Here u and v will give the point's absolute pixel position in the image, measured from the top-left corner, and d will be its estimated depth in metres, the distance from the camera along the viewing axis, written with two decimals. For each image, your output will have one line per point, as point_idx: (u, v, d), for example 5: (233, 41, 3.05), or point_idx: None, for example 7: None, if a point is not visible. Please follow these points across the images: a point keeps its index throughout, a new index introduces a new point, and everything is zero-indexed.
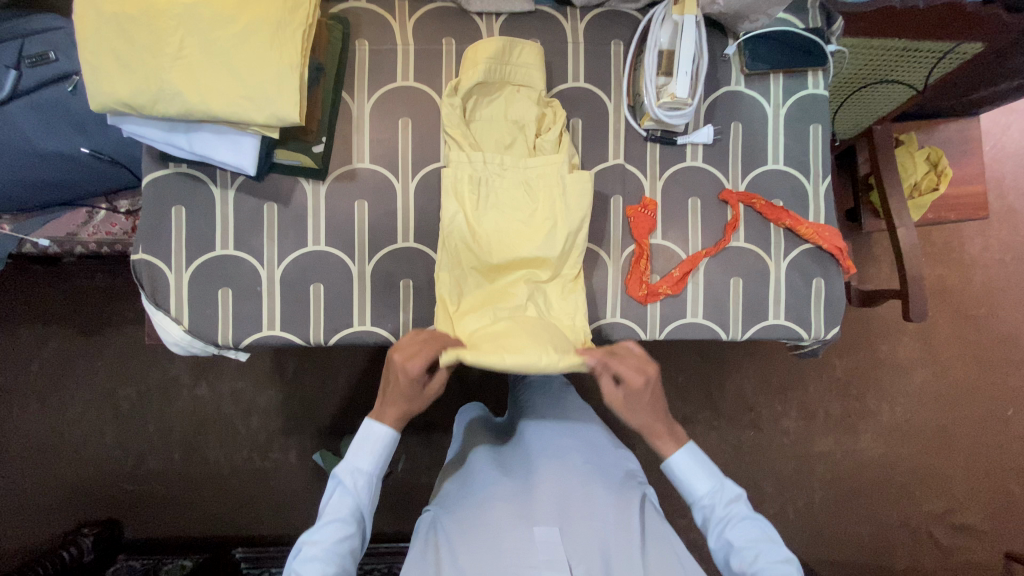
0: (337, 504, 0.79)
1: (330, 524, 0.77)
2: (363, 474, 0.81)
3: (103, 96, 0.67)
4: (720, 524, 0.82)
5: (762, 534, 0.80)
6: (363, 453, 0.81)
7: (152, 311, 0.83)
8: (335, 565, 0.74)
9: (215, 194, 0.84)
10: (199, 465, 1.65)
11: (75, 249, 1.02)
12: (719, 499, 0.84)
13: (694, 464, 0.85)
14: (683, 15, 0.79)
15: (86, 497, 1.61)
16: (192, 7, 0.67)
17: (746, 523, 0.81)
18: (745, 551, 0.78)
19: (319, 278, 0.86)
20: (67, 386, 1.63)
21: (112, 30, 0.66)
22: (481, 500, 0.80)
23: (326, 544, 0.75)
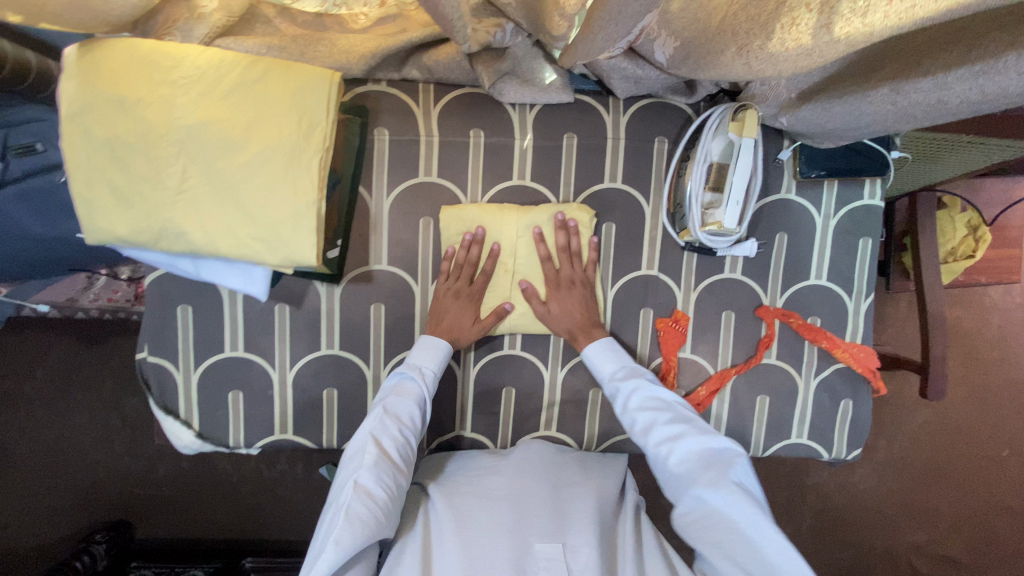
0: (404, 388, 0.76)
1: (402, 403, 0.74)
2: (428, 373, 0.78)
3: (99, 232, 0.61)
4: (627, 402, 0.76)
5: (668, 408, 0.75)
6: (430, 352, 0.78)
7: (161, 415, 0.81)
8: (409, 445, 0.73)
9: (224, 294, 0.79)
10: (206, 473, 1.68)
11: (76, 313, 0.99)
12: (625, 375, 0.78)
13: (601, 348, 0.80)
14: (742, 137, 0.71)
15: (97, 499, 1.66)
16: (197, 133, 0.60)
17: (648, 394, 0.75)
18: (644, 422, 0.74)
19: (333, 383, 0.83)
20: (75, 394, 1.63)
21: (106, 158, 0.60)
22: (479, 495, 0.75)
23: (398, 422, 0.73)
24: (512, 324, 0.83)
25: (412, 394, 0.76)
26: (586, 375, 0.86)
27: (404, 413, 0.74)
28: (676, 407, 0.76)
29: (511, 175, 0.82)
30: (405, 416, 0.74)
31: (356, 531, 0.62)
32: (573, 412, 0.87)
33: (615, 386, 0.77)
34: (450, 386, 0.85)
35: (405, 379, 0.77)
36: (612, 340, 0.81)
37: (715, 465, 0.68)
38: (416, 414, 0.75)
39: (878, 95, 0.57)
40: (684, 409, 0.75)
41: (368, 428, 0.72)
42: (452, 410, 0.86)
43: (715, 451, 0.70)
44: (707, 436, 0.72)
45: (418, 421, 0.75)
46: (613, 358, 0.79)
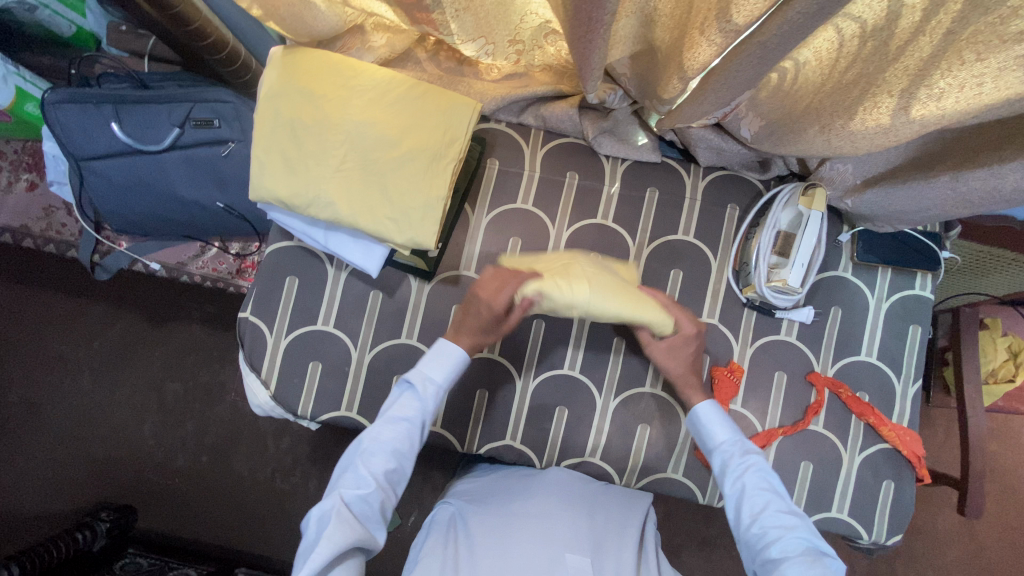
0: (404, 404, 0.78)
1: (398, 422, 0.77)
2: (431, 386, 0.78)
3: (263, 191, 0.73)
4: (737, 477, 0.77)
5: (777, 496, 0.75)
6: (435, 367, 0.79)
7: (246, 371, 0.89)
8: (398, 461, 0.76)
9: (329, 273, 0.89)
10: (220, 472, 1.68)
11: (181, 277, 1.07)
12: (740, 452, 0.78)
13: (715, 416, 0.80)
14: (811, 209, 0.82)
15: (112, 478, 1.67)
16: (363, 128, 0.74)
17: (759, 474, 0.76)
18: (748, 499, 0.75)
19: (403, 371, 0.89)
20: (123, 369, 1.71)
21: (286, 134, 0.73)
22: (507, 508, 0.79)
23: (393, 440, 0.76)
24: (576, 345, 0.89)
25: (410, 423, 0.77)
26: (638, 409, 0.89)
27: (402, 441, 0.76)
28: (784, 497, 0.75)
29: (596, 215, 0.92)
30: (401, 434, 0.76)
31: (333, 544, 0.66)
32: (619, 444, 0.89)
33: (726, 455, 0.78)
34: (509, 396, 0.90)
35: (407, 406, 0.78)
36: (721, 408, 0.81)
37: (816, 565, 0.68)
38: (411, 431, 0.77)
39: (940, 181, 0.66)
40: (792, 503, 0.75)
41: (365, 448, 0.75)
42: (506, 420, 0.90)
43: (815, 547, 0.70)
44: (812, 535, 0.72)
45: (413, 436, 0.77)
46: (724, 428, 0.80)
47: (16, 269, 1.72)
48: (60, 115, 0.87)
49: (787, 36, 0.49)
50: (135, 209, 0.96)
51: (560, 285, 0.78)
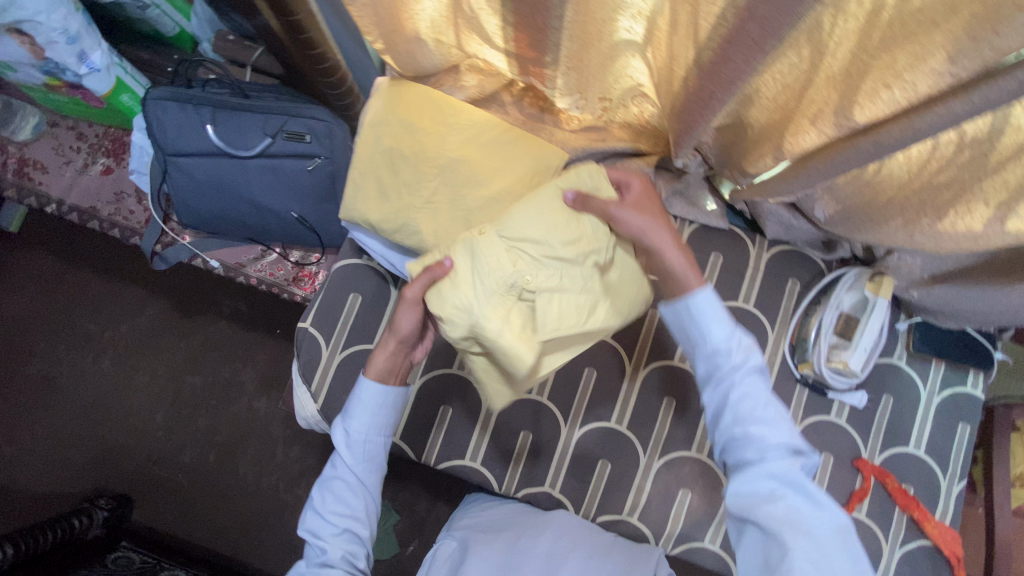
0: (338, 464, 0.77)
1: (338, 483, 0.76)
2: (353, 437, 0.76)
3: (356, 213, 0.77)
4: (723, 383, 0.70)
5: (769, 402, 0.69)
6: (358, 416, 0.76)
7: (297, 381, 0.89)
8: (346, 522, 0.74)
9: (392, 295, 0.91)
10: (225, 473, 1.65)
11: (237, 278, 1.09)
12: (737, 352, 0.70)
13: (710, 313, 0.70)
14: (877, 296, 0.84)
15: (116, 465, 1.64)
16: (455, 164, 0.76)
17: (748, 374, 0.69)
18: (737, 403, 0.69)
19: (451, 402, 0.89)
20: (145, 355, 1.71)
21: (383, 162, 0.76)
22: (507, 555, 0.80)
23: (337, 504, 0.75)
24: (626, 399, 0.89)
25: (346, 477, 0.76)
26: (681, 473, 0.88)
27: (348, 495, 0.76)
28: (770, 399, 0.69)
29: None
30: (342, 498, 0.75)
31: None
32: (658, 506, 0.88)
33: (714, 354, 0.70)
34: (553, 442, 0.89)
35: (333, 466, 0.77)
36: (716, 300, 0.70)
37: (791, 479, 0.65)
38: (351, 489, 0.76)
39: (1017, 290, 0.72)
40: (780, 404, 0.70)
41: (313, 518, 0.75)
42: (547, 466, 0.89)
43: (798, 451, 0.67)
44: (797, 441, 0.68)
45: (353, 491, 0.76)
46: (723, 328, 0.70)
47: (56, 243, 1.74)
48: (161, 112, 0.91)
49: (905, 143, 0.51)
50: (209, 208, 0.98)
51: (469, 243, 0.68)
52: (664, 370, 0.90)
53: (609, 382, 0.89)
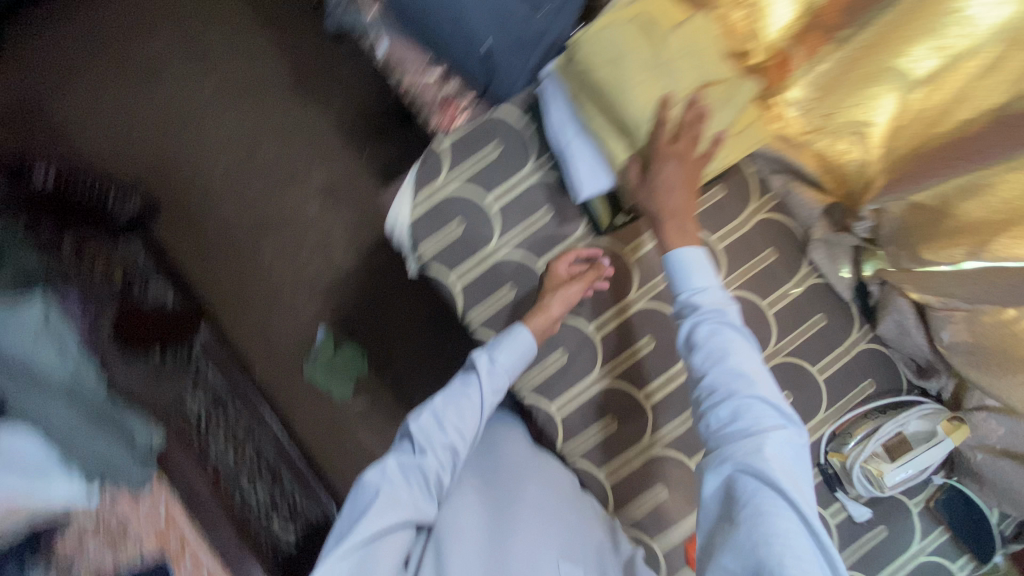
0: (470, 389, 0.85)
1: (460, 404, 0.84)
2: (501, 369, 0.84)
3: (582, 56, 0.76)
4: (692, 331, 0.72)
5: (726, 354, 0.68)
6: (511, 354, 0.84)
7: (405, 187, 0.90)
8: (457, 440, 0.82)
9: (528, 165, 0.89)
10: (247, 240, 1.68)
11: (393, 73, 1.10)
12: (708, 298, 0.73)
13: (692, 260, 0.75)
14: (946, 435, 0.84)
15: (164, 174, 1.68)
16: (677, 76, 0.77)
17: (732, 335, 0.69)
18: (724, 376, 0.68)
19: (518, 287, 0.90)
20: (243, 100, 1.72)
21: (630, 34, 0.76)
22: (495, 503, 0.83)
23: (456, 421, 0.83)
24: (666, 382, 0.88)
25: (474, 399, 0.85)
26: (670, 472, 0.88)
27: (464, 413, 0.84)
28: (746, 362, 0.68)
29: (762, 297, 0.91)
30: (460, 417, 0.83)
31: (386, 519, 0.72)
32: (631, 486, 0.88)
33: (692, 307, 0.73)
34: (580, 375, 0.89)
35: (465, 386, 0.86)
36: (702, 253, 0.75)
37: (759, 445, 0.61)
38: (473, 414, 0.84)
39: None
40: (747, 365, 0.68)
41: (429, 416, 0.83)
42: (561, 392, 0.89)
43: (784, 428, 0.63)
44: (763, 409, 0.64)
45: (473, 420, 0.84)
46: (703, 274, 0.74)
47: None
48: None
49: None
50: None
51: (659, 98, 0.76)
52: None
53: (660, 358, 0.89)
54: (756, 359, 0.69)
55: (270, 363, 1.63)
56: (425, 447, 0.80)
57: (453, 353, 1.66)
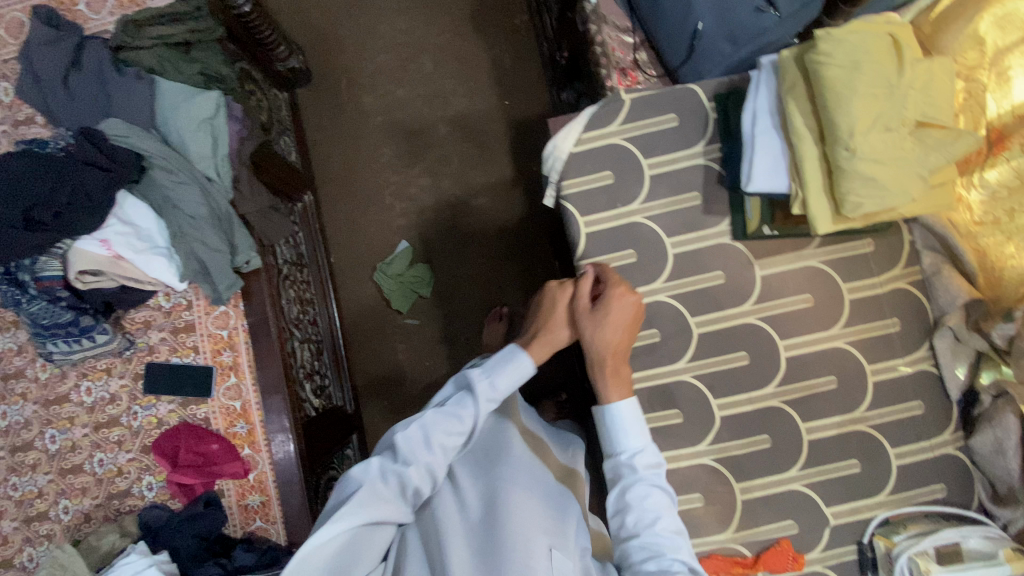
0: (462, 404, 0.79)
1: (450, 417, 0.78)
2: (498, 391, 0.80)
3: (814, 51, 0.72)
4: (627, 488, 0.78)
5: (657, 506, 0.77)
6: (511, 376, 0.81)
7: (576, 120, 0.91)
8: (443, 453, 0.77)
9: (696, 147, 0.90)
10: (372, 137, 1.76)
11: (590, 23, 1.11)
12: (644, 456, 0.79)
13: (631, 417, 0.80)
14: (1005, 561, 0.75)
15: (324, 45, 1.75)
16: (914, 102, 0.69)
17: (656, 490, 0.78)
18: (639, 525, 0.76)
19: (639, 253, 0.89)
20: (419, 8, 1.78)
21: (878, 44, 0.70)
22: (478, 482, 0.80)
23: (444, 434, 0.77)
24: (742, 400, 0.87)
25: (466, 417, 0.78)
26: (711, 485, 0.86)
27: (452, 431, 0.77)
28: (667, 507, 0.77)
29: (867, 361, 0.89)
30: (449, 429, 0.77)
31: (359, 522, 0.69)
32: (669, 482, 0.87)
33: (623, 463, 0.80)
34: (665, 359, 0.87)
35: (460, 400, 0.80)
36: (637, 407, 0.81)
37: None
38: (465, 429, 0.78)
39: None
40: (669, 514, 0.77)
41: (418, 430, 0.77)
42: (640, 367, 0.88)
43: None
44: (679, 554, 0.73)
45: (461, 436, 0.78)
46: (638, 433, 0.80)
47: None
48: None
49: None
50: None
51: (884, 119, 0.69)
52: (786, 415, 0.87)
53: (747, 375, 0.87)
54: (671, 508, 0.78)
55: (350, 254, 1.75)
56: (409, 459, 0.75)
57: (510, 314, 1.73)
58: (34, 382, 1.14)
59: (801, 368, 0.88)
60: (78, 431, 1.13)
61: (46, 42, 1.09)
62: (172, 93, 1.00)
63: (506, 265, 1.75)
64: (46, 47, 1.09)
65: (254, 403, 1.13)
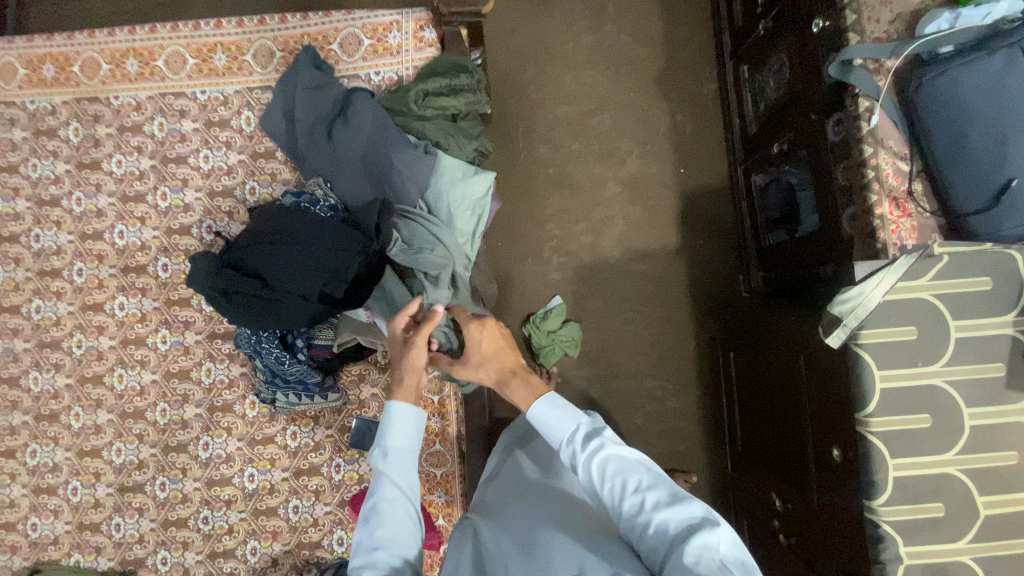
0: (388, 489, 0.75)
1: (390, 503, 0.74)
2: (402, 465, 0.77)
3: None
4: (587, 462, 0.78)
5: (615, 470, 0.76)
6: (408, 428, 0.79)
7: (889, 269, 0.87)
8: (405, 534, 0.73)
9: (1005, 315, 0.86)
10: (542, 188, 1.75)
11: (866, 144, 1.05)
12: (574, 435, 0.82)
13: (554, 411, 0.85)
14: None
15: (509, 93, 1.76)
16: None
17: (621, 454, 0.78)
18: (615, 486, 0.75)
19: (934, 419, 0.85)
20: (607, 66, 1.77)
21: None
22: (503, 517, 0.89)
23: (388, 521, 0.72)
24: None
25: (400, 497, 0.75)
26: None
27: (399, 515, 0.73)
28: (626, 456, 0.77)
29: None
30: (393, 512, 0.73)
31: None
32: None
33: (566, 452, 0.82)
34: (950, 535, 0.84)
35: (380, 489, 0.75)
36: (557, 399, 0.86)
37: (673, 527, 0.69)
38: (397, 513, 0.74)
39: None
40: (649, 469, 0.75)
41: (365, 535, 0.72)
42: (922, 539, 0.84)
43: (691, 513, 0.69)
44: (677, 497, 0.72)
45: (408, 512, 0.74)
46: (567, 422, 0.84)
47: None
48: None
49: None
50: (973, 99, 0.95)
51: None
52: None
53: None
54: (640, 463, 0.77)
55: (501, 301, 1.73)
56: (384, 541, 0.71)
57: (653, 386, 1.70)
58: (242, 418, 1.13)
59: None
60: (278, 473, 1.13)
61: (313, 88, 1.07)
62: (450, 170, 1.02)
63: (656, 336, 1.71)
64: (312, 92, 1.07)
65: (456, 474, 1.15)
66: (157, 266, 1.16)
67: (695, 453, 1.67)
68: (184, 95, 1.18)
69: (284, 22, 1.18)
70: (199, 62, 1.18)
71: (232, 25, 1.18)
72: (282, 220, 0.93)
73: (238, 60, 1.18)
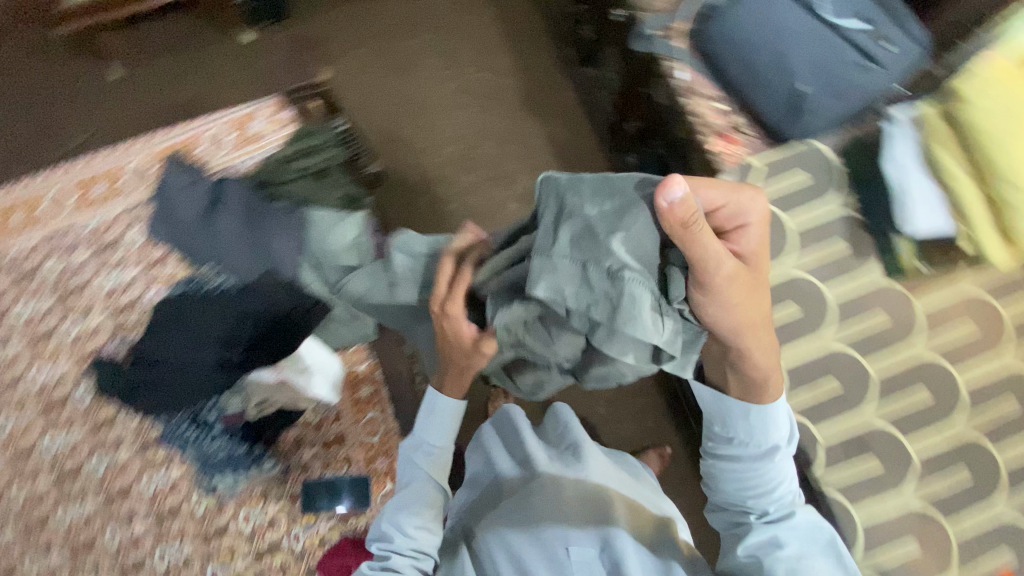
0: (417, 467, 1.01)
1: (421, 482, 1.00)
2: (421, 448, 1.02)
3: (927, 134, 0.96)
4: (753, 469, 0.88)
5: (787, 480, 0.88)
6: (433, 430, 1.02)
7: None
8: (424, 505, 0.97)
9: (834, 203, 1.01)
10: (449, 226, 1.82)
11: (685, 97, 1.17)
12: (771, 443, 0.88)
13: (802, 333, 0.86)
14: None
15: (396, 151, 1.85)
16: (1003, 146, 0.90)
17: (786, 466, 0.88)
18: (771, 499, 0.88)
19: (802, 306, 0.99)
20: (477, 105, 1.91)
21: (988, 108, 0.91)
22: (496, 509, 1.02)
23: (417, 497, 0.98)
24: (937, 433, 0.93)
25: (424, 479, 1.00)
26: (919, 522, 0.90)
27: (420, 498, 0.98)
28: (789, 470, 0.89)
29: None
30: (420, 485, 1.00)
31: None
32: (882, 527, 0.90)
33: (766, 441, 0.87)
34: (850, 401, 0.95)
35: (413, 470, 1.02)
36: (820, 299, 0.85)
37: (804, 532, 0.86)
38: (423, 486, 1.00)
39: None
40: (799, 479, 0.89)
41: (399, 512, 0.97)
42: (827, 413, 0.95)
43: (818, 531, 0.86)
44: (793, 506, 0.88)
45: (433, 484, 1.01)
46: (778, 424, 0.87)
47: None
48: None
49: None
50: (748, 34, 1.10)
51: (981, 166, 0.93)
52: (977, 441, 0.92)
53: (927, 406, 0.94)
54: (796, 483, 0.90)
55: None
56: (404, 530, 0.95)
57: None
58: (191, 518, 1.12)
59: (980, 392, 0.94)
60: (240, 562, 1.11)
61: (187, 185, 1.15)
62: (322, 220, 1.07)
63: None
64: (187, 189, 1.14)
65: None
66: (78, 394, 1.18)
67: (664, 424, 1.69)
68: (71, 230, 1.24)
69: (148, 140, 1.27)
70: (80, 196, 1.25)
71: (101, 156, 1.26)
72: (179, 308, 1.04)
73: (116, 184, 1.25)
